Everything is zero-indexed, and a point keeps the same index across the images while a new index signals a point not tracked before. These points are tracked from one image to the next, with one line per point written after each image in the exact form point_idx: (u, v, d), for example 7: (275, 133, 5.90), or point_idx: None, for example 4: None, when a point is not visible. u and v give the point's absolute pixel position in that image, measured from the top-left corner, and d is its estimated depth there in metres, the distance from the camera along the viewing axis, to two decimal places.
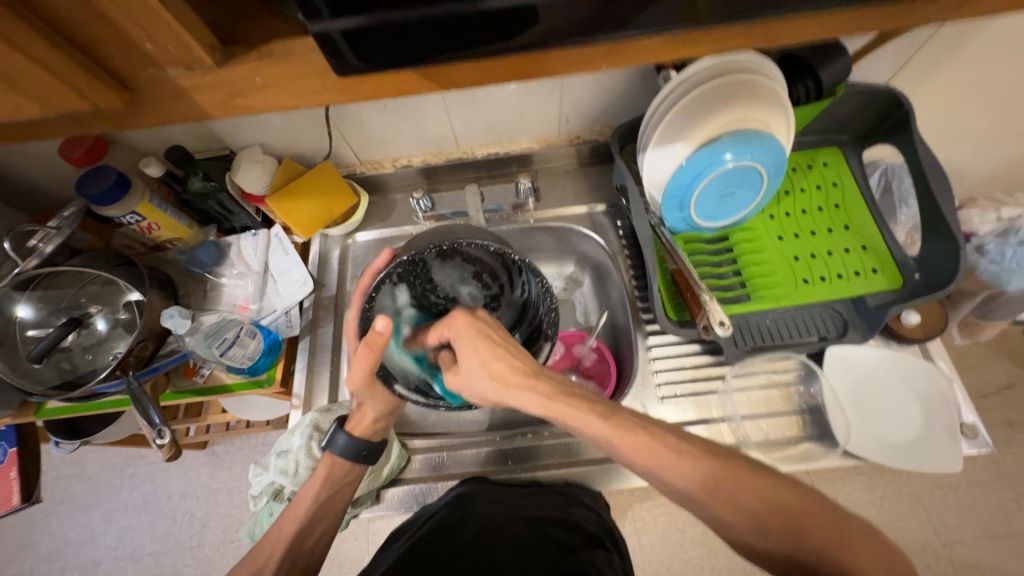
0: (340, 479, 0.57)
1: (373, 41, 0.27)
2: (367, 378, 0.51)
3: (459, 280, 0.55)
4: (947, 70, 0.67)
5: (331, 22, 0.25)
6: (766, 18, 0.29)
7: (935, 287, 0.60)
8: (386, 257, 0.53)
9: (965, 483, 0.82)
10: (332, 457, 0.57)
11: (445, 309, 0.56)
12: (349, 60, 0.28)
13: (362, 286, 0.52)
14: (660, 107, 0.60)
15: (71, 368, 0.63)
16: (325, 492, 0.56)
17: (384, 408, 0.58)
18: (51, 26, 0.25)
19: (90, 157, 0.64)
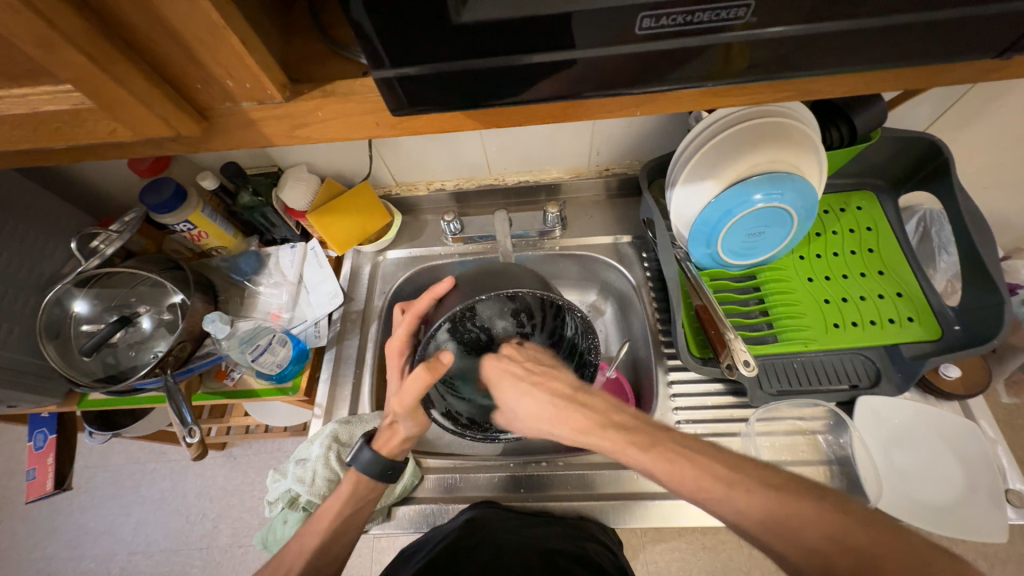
0: (363, 495, 0.57)
1: (424, 88, 0.29)
2: (417, 402, 0.50)
3: (498, 315, 0.58)
4: (989, 120, 0.66)
5: (391, 70, 0.28)
6: (802, 74, 0.30)
7: (976, 340, 0.57)
8: (446, 284, 0.53)
9: (1014, 557, 0.76)
10: (357, 474, 0.57)
11: (478, 338, 0.59)
12: (401, 101, 0.30)
13: (417, 309, 0.55)
14: (691, 146, 0.61)
15: (115, 363, 0.68)
16: (349, 507, 0.57)
17: (418, 428, 0.57)
18: (150, 65, 0.28)
19: (154, 170, 0.71)
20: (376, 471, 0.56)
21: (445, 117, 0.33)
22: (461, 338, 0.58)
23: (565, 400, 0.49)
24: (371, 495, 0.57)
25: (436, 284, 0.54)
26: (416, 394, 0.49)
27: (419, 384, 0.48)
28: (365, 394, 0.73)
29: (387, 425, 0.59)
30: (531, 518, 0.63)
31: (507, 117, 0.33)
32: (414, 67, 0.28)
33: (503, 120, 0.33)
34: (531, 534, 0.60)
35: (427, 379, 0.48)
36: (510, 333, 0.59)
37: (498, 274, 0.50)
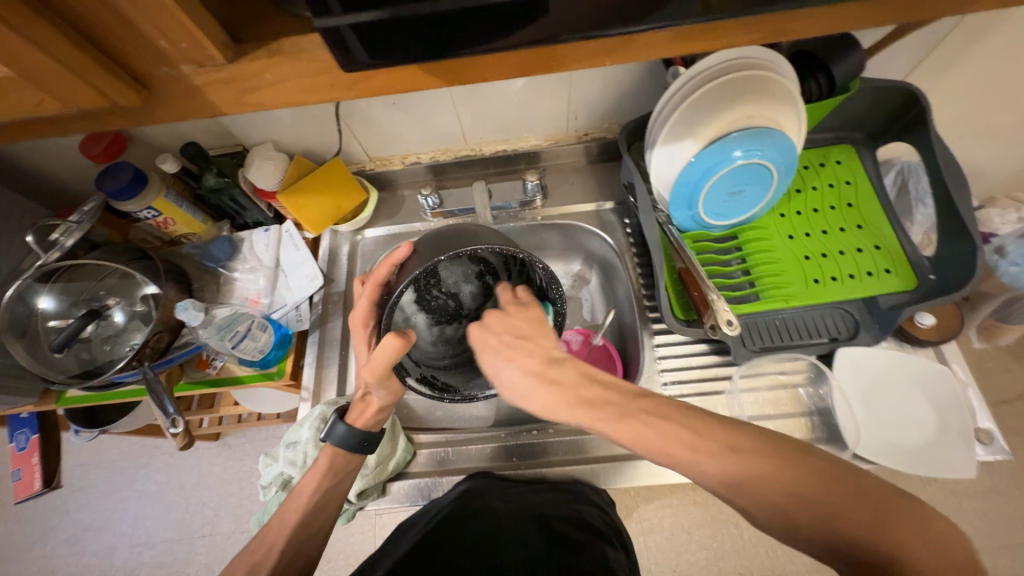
0: (344, 468, 0.59)
1: (382, 37, 0.27)
2: (387, 371, 0.50)
3: (462, 278, 0.57)
4: (967, 66, 0.66)
5: (343, 18, 0.26)
6: (774, 10, 0.29)
7: (950, 288, 0.59)
8: (406, 250, 0.51)
9: (983, 490, 0.80)
10: (332, 448, 0.57)
11: (445, 305, 0.57)
12: (356, 54, 0.28)
13: (379, 276, 0.52)
14: (669, 103, 0.59)
15: (90, 359, 0.65)
16: (327, 481, 0.57)
17: (391, 399, 0.58)
18: (72, 26, 0.26)
19: (109, 154, 0.66)
20: (353, 444, 0.57)
21: (404, 75, 0.31)
22: (429, 306, 0.56)
23: (546, 363, 0.49)
24: (348, 467, 0.59)
25: (394, 250, 0.51)
26: (386, 362, 0.49)
27: (389, 353, 0.48)
28: (351, 375, 0.72)
29: (360, 398, 0.59)
30: (527, 486, 0.64)
31: (471, 72, 0.31)
32: (364, 14, 0.26)
33: (467, 75, 0.32)
34: (527, 500, 0.62)
35: (397, 345, 0.48)
36: (477, 297, 0.58)
37: (457, 233, 0.48)
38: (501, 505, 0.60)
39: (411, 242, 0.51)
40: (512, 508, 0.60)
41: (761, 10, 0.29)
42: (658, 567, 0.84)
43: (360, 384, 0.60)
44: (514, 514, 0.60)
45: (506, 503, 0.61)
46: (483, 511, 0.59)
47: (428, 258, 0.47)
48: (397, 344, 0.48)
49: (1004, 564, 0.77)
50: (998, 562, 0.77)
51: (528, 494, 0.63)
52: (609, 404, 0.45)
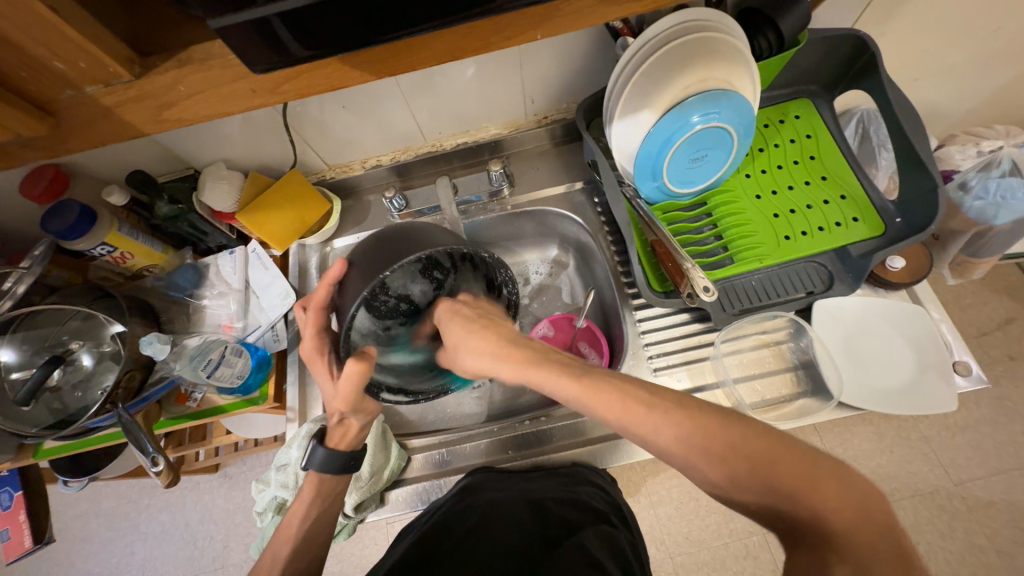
0: (343, 481, 0.57)
1: (307, 24, 0.26)
2: (357, 395, 0.50)
3: (410, 279, 0.57)
4: (913, 7, 0.66)
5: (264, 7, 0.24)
6: None
7: (915, 228, 0.59)
8: (341, 268, 0.50)
9: (973, 421, 0.82)
10: (315, 476, 0.56)
11: (396, 306, 0.57)
12: (290, 41, 0.27)
13: (321, 300, 0.51)
14: (622, 75, 0.58)
15: (62, 407, 0.62)
16: (316, 507, 0.56)
17: (370, 418, 0.58)
18: None
19: (52, 192, 0.63)
20: (337, 467, 0.55)
21: (327, 70, 0.31)
22: (380, 316, 0.56)
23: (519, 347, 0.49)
24: (338, 488, 0.57)
25: (328, 270, 0.50)
26: (355, 389, 0.49)
27: (355, 379, 0.47)
28: None
29: (336, 423, 0.57)
30: (527, 473, 0.64)
31: (401, 57, 0.31)
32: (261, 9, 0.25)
33: (397, 65, 0.31)
34: (524, 486, 0.62)
35: (360, 369, 0.47)
36: (429, 295, 0.59)
37: (397, 237, 0.48)
38: (500, 495, 0.60)
39: (346, 258, 0.50)
40: (510, 496, 0.61)
41: None
42: (670, 537, 0.85)
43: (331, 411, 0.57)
44: (511, 501, 0.60)
45: (503, 492, 0.61)
46: (483, 503, 0.59)
47: (373, 273, 0.46)
48: (359, 370, 0.47)
49: (1002, 489, 0.79)
50: (993, 488, 0.79)
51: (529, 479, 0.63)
52: (588, 382, 0.45)
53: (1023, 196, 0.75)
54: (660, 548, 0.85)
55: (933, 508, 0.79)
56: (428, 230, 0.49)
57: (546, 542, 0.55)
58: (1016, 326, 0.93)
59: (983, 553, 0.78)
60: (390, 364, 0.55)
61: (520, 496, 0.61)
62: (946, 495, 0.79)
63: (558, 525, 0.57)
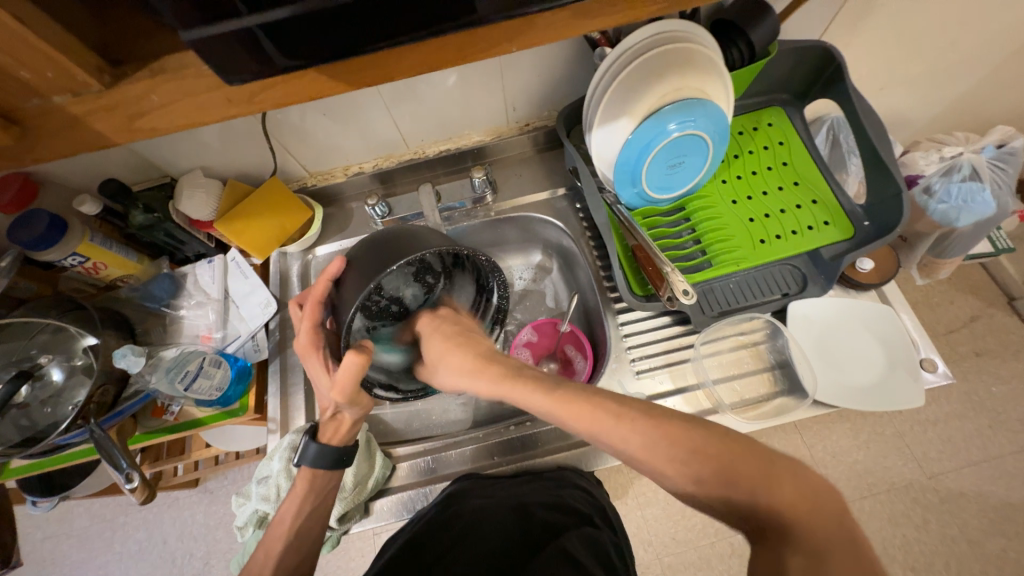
0: (327, 490, 0.56)
1: (282, 37, 0.26)
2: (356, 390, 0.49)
3: (404, 282, 0.56)
4: (875, 20, 0.69)
5: (238, 22, 0.25)
6: None
7: (882, 231, 0.62)
8: (339, 264, 0.50)
9: (943, 416, 0.86)
10: (309, 471, 0.55)
11: (388, 309, 0.57)
12: (266, 50, 0.27)
13: (319, 295, 0.51)
14: (600, 84, 0.59)
15: (30, 424, 0.60)
16: (309, 503, 0.56)
17: (363, 412, 0.57)
18: None
19: (20, 202, 0.62)
20: (328, 465, 0.55)
21: (304, 81, 0.31)
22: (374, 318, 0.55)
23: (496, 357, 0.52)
24: (329, 485, 0.57)
25: (327, 266, 0.50)
26: (355, 380, 0.48)
27: (354, 370, 0.47)
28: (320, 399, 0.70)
29: (329, 418, 0.57)
30: (513, 479, 0.64)
31: (378, 68, 0.31)
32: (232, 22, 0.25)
33: (374, 75, 0.32)
34: (509, 491, 0.62)
35: (359, 362, 0.47)
36: (421, 298, 0.58)
37: (393, 239, 0.48)
38: (484, 502, 0.60)
39: (345, 255, 0.51)
40: (496, 502, 0.60)
41: None
42: (657, 538, 0.86)
43: (326, 405, 0.56)
44: (497, 507, 0.59)
45: (488, 499, 0.60)
46: (467, 511, 0.59)
47: (372, 273, 0.46)
48: (358, 361, 0.46)
49: (971, 480, 0.82)
50: (964, 479, 0.82)
51: (514, 485, 0.63)
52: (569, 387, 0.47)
53: (981, 200, 0.80)
54: (648, 550, 0.86)
55: (908, 501, 0.81)
56: (424, 232, 0.50)
57: (529, 547, 0.55)
58: (981, 323, 0.97)
59: (955, 543, 0.80)
60: (383, 361, 0.56)
61: (506, 501, 0.60)
62: (919, 488, 0.82)
63: (541, 530, 0.57)
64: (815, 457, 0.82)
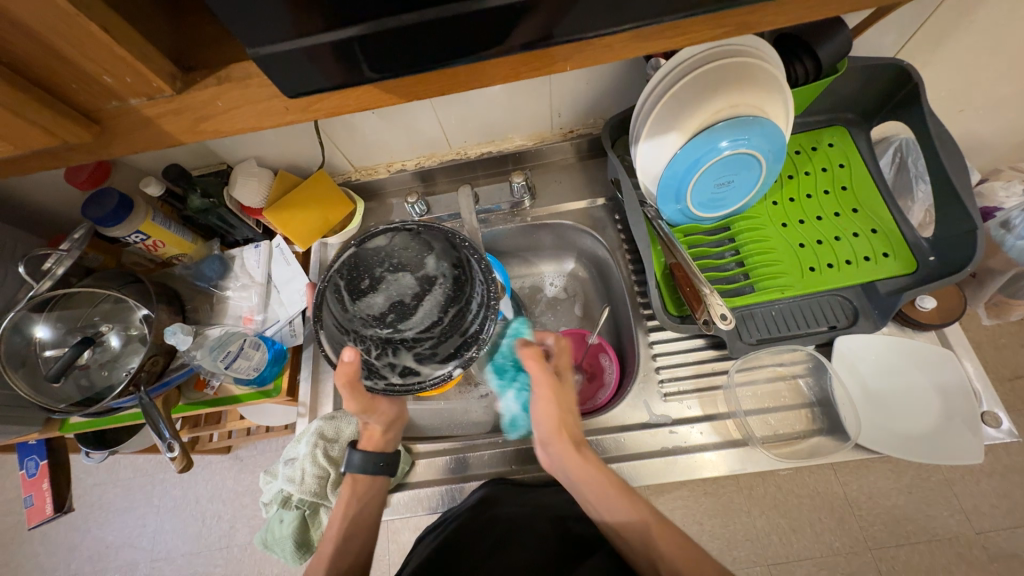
0: (365, 491, 0.60)
1: (347, 54, 0.28)
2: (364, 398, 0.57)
3: (388, 292, 0.51)
4: (962, 39, 0.63)
5: (291, 42, 0.26)
6: (708, 13, 0.29)
7: (951, 269, 0.57)
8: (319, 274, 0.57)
9: (1000, 468, 0.78)
10: (350, 474, 0.59)
11: (363, 277, 0.51)
12: (329, 67, 0.28)
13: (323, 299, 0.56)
14: (651, 96, 0.57)
15: (90, 385, 0.65)
16: (354, 505, 0.59)
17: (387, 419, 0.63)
18: (23, 75, 0.28)
19: (94, 180, 0.67)
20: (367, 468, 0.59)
21: (359, 93, 0.31)
22: (367, 265, 0.52)
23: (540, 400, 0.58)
24: (371, 490, 0.60)
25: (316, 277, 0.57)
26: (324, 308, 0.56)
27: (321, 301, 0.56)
28: None
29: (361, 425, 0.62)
30: (541, 487, 0.64)
31: (431, 83, 0.31)
32: (299, 40, 0.26)
33: (427, 88, 0.32)
34: (542, 500, 0.62)
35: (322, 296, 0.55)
36: (365, 312, 0.50)
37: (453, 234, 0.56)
38: (517, 509, 0.59)
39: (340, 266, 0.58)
40: (532, 513, 0.59)
41: (705, 11, 0.29)
42: None
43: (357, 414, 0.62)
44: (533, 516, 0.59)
45: (521, 505, 0.60)
46: (501, 518, 0.58)
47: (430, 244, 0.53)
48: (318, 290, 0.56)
49: None
50: (1019, 541, 0.75)
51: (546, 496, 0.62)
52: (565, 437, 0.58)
53: None
54: None
55: (951, 557, 0.75)
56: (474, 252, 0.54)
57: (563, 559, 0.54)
58: None
59: None
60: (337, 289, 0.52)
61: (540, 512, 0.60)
62: (966, 544, 0.75)
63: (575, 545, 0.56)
64: (850, 497, 0.78)
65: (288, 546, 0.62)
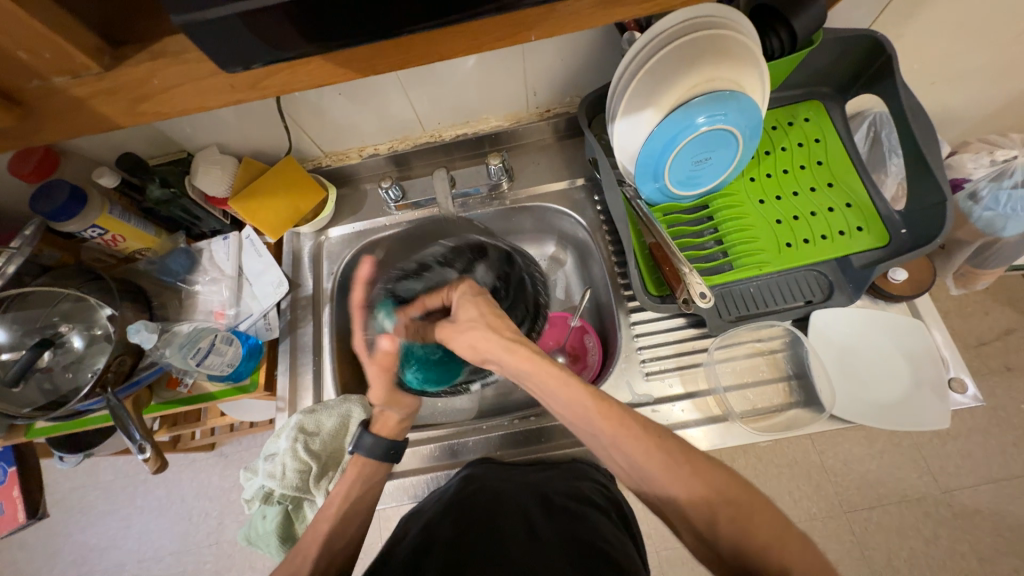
0: (370, 475, 0.59)
1: (288, 24, 0.25)
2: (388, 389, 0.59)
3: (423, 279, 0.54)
4: (934, 9, 0.63)
5: (227, 8, 0.24)
6: None
7: (922, 240, 0.58)
8: (367, 265, 0.58)
9: (965, 430, 0.82)
10: (361, 459, 0.58)
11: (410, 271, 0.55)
12: (274, 39, 0.26)
13: (358, 298, 0.56)
14: (626, 72, 0.55)
15: (53, 388, 0.62)
16: (356, 487, 0.58)
17: (407, 410, 0.63)
18: None
19: (41, 172, 0.62)
20: (380, 452, 0.58)
21: (311, 68, 0.30)
22: (413, 251, 0.56)
23: (525, 342, 0.52)
24: (376, 475, 0.59)
25: (360, 269, 0.57)
26: (361, 281, 0.57)
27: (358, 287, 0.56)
28: (327, 381, 0.71)
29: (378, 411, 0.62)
30: (527, 467, 0.63)
31: (386, 55, 0.30)
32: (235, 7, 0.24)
33: (385, 61, 0.30)
34: (528, 478, 0.60)
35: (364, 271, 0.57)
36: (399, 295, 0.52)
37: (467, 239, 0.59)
38: (502, 485, 0.59)
39: (371, 259, 0.59)
40: (513, 488, 0.58)
41: None
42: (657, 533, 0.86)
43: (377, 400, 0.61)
44: (515, 493, 0.57)
45: (505, 482, 0.59)
46: (484, 495, 0.57)
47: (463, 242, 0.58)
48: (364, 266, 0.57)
49: (987, 498, 0.79)
50: (981, 497, 0.79)
51: (533, 473, 0.61)
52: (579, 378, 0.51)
53: None
54: None
55: (919, 515, 0.79)
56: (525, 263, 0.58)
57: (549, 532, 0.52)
58: (1017, 336, 0.91)
59: (964, 559, 0.78)
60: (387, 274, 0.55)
61: (526, 486, 0.59)
62: (933, 502, 0.79)
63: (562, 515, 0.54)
64: (825, 464, 0.81)
65: (273, 541, 0.61)
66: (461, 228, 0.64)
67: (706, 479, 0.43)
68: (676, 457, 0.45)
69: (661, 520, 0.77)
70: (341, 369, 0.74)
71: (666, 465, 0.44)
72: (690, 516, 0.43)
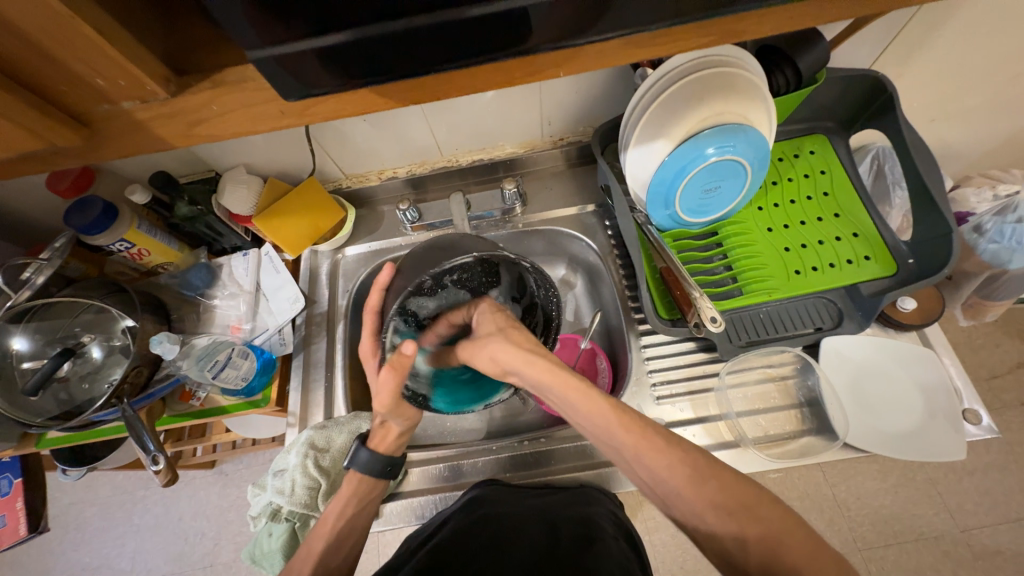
0: (365, 492, 0.58)
1: (341, 58, 0.28)
2: (396, 399, 0.55)
3: (432, 297, 0.56)
4: (933, 51, 0.66)
5: (287, 44, 0.26)
6: (692, 23, 0.30)
7: (929, 270, 0.59)
8: (389, 271, 0.57)
9: (982, 466, 0.80)
10: (355, 474, 0.57)
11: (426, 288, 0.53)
12: (326, 72, 0.29)
13: (373, 304, 0.56)
14: (640, 104, 0.58)
15: (70, 398, 0.62)
16: (351, 506, 0.57)
17: (409, 423, 0.61)
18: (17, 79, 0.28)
19: (77, 187, 0.66)
20: (377, 468, 0.58)
21: (354, 98, 0.32)
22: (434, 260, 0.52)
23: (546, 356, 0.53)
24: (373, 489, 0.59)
25: (379, 274, 0.57)
26: (378, 286, 0.56)
27: (377, 291, 0.56)
28: (337, 398, 0.72)
29: (380, 425, 0.61)
30: (535, 489, 0.62)
31: (424, 89, 0.32)
32: (296, 44, 0.27)
33: (422, 93, 0.32)
34: (535, 504, 0.60)
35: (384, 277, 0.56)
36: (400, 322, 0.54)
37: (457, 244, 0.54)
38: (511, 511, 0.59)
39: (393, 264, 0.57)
40: (522, 514, 0.59)
41: (690, 20, 0.30)
42: None
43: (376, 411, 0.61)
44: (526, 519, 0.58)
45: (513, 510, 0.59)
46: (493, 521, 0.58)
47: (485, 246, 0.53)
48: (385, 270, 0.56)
49: (1007, 539, 0.77)
50: (1001, 536, 0.77)
51: (537, 496, 0.61)
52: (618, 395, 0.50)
53: None
54: None
55: (937, 555, 0.76)
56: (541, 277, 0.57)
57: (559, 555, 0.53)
58: None
59: None
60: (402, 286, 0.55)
61: (534, 512, 0.59)
62: (951, 542, 0.77)
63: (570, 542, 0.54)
64: (839, 498, 0.78)
65: (277, 560, 0.60)
66: (484, 241, 0.54)
67: (734, 494, 0.42)
68: (701, 471, 0.44)
69: (670, 553, 0.75)
70: (352, 386, 0.74)
71: (691, 478, 0.43)
72: (720, 543, 0.41)
